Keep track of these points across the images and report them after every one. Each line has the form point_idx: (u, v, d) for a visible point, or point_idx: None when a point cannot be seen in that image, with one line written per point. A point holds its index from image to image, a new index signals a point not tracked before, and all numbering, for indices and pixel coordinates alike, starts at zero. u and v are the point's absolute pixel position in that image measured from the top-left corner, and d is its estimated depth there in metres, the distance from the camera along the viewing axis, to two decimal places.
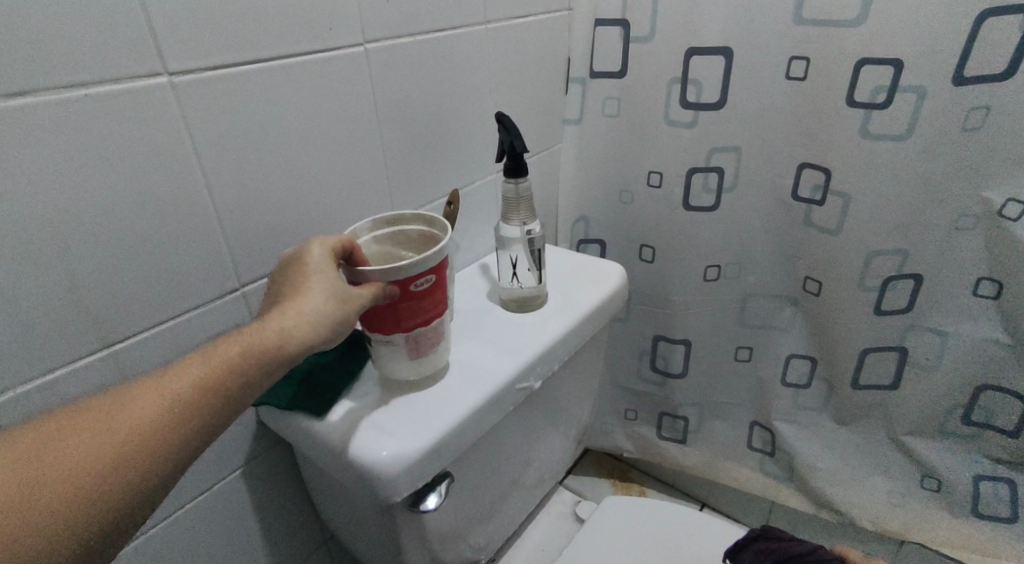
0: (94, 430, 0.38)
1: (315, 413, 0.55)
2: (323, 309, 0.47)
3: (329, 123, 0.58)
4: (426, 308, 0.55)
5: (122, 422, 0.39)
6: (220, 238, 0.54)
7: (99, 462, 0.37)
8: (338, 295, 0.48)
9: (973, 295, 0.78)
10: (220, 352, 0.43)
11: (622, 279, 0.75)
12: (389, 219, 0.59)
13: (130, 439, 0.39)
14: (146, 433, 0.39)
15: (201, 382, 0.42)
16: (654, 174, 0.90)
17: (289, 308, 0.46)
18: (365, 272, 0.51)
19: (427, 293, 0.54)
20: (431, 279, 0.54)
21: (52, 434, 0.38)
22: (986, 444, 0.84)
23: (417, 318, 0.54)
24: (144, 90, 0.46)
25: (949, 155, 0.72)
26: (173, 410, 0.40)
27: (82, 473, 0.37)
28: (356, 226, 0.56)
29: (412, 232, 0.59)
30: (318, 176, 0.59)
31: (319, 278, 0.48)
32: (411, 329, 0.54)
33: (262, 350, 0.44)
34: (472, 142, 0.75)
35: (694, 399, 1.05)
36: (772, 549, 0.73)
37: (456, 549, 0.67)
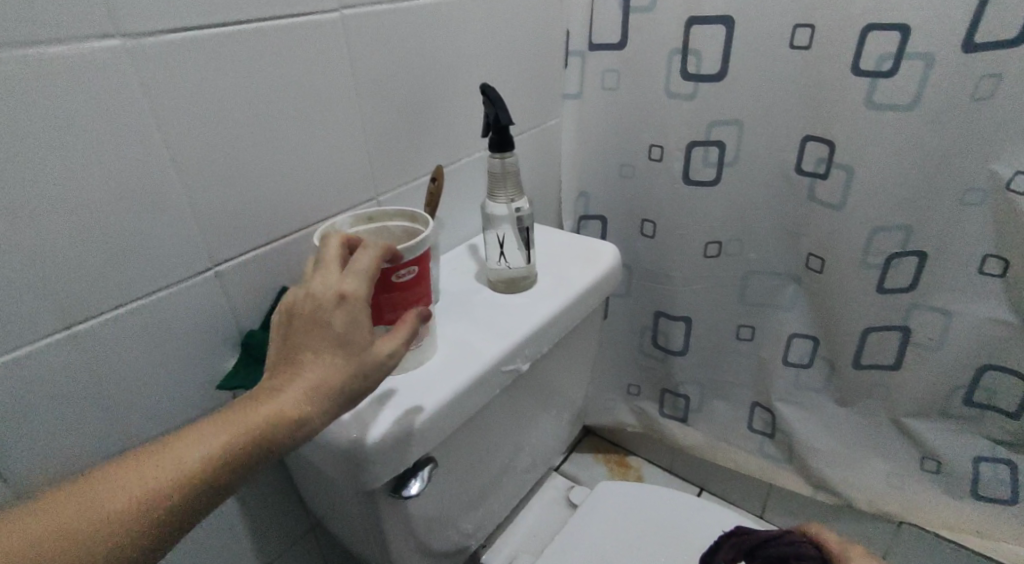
0: (120, 485, 0.38)
1: None
2: (344, 386, 0.43)
3: (304, 95, 0.55)
4: (409, 300, 0.52)
5: (145, 481, 0.38)
6: (188, 215, 0.51)
7: (120, 521, 0.37)
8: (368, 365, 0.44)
9: (979, 272, 0.75)
10: (244, 415, 0.41)
11: (615, 258, 0.73)
12: (371, 215, 0.57)
13: (152, 501, 0.38)
14: (168, 495, 0.38)
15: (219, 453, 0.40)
16: (654, 148, 0.87)
17: (311, 383, 0.42)
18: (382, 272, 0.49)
19: (410, 285, 0.52)
20: (415, 270, 0.52)
21: (84, 487, 0.38)
22: (988, 426, 0.82)
23: (400, 310, 0.52)
24: (96, 51, 0.43)
25: (957, 126, 0.68)
26: (195, 473, 0.39)
27: (104, 529, 0.37)
28: (336, 221, 0.54)
29: (396, 228, 0.57)
30: (295, 152, 0.56)
31: (348, 341, 0.43)
32: (392, 322, 0.52)
33: (281, 428, 0.41)
34: (460, 117, 0.72)
35: (693, 378, 1.03)
36: (742, 541, 0.69)
37: (444, 536, 0.66)
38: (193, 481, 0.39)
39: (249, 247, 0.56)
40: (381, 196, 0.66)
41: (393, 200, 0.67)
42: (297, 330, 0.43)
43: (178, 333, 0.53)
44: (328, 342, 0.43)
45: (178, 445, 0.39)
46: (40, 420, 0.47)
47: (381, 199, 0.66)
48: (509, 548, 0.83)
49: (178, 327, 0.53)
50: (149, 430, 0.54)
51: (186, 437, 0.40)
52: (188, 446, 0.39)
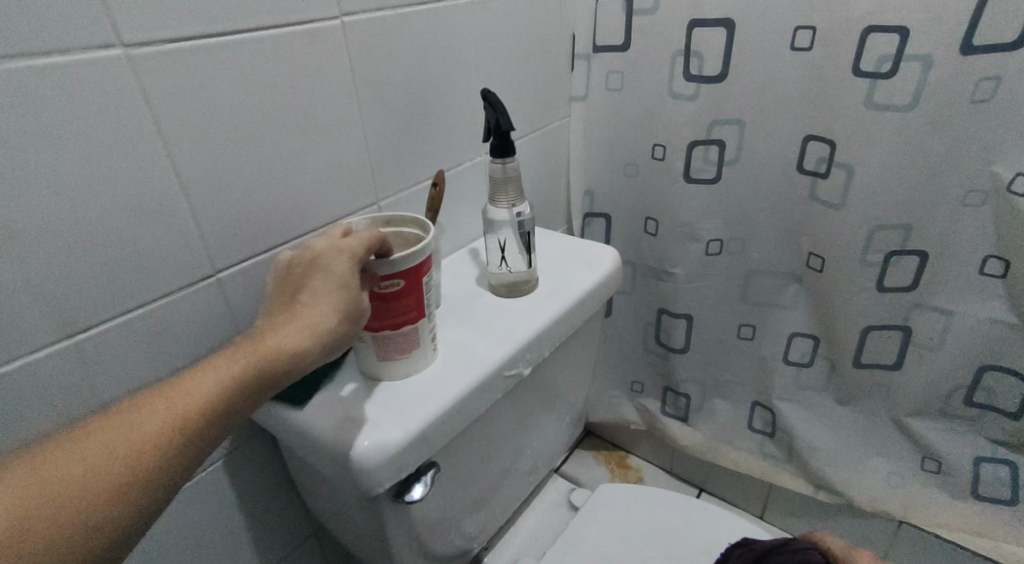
0: (89, 461, 0.37)
1: (295, 403, 0.53)
2: (335, 330, 0.47)
3: (307, 99, 0.56)
4: (394, 311, 0.52)
5: (121, 453, 0.38)
6: (191, 221, 0.51)
7: (96, 500, 0.36)
8: (359, 311, 0.48)
9: (980, 273, 0.75)
10: (233, 362, 0.43)
11: (615, 261, 0.73)
12: (389, 218, 0.57)
13: (128, 475, 0.37)
14: (147, 465, 0.38)
15: (215, 395, 0.42)
16: (658, 147, 0.88)
17: (306, 323, 0.46)
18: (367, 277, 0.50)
19: (394, 297, 0.51)
20: (400, 283, 0.51)
21: (48, 467, 0.36)
22: (988, 426, 0.82)
23: (385, 321, 0.52)
24: (98, 62, 0.44)
25: (957, 128, 0.68)
26: (174, 440, 0.39)
27: (103, 471, 0.37)
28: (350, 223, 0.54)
29: (409, 235, 0.56)
30: (297, 156, 0.57)
31: (346, 283, 0.47)
32: (376, 330, 0.52)
33: (275, 368, 0.44)
34: (461, 120, 0.72)
35: (695, 377, 1.03)
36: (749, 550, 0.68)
37: (446, 539, 0.66)
38: (171, 448, 0.39)
39: (251, 253, 0.56)
40: (382, 201, 0.66)
41: (393, 204, 0.67)
42: (298, 275, 0.48)
43: (179, 338, 0.53)
44: (326, 289, 0.47)
45: (154, 412, 0.40)
46: (44, 427, 0.48)
47: (382, 203, 0.66)
48: (509, 551, 0.83)
49: (181, 332, 0.53)
50: None
51: (163, 400, 0.40)
52: (166, 412, 0.40)
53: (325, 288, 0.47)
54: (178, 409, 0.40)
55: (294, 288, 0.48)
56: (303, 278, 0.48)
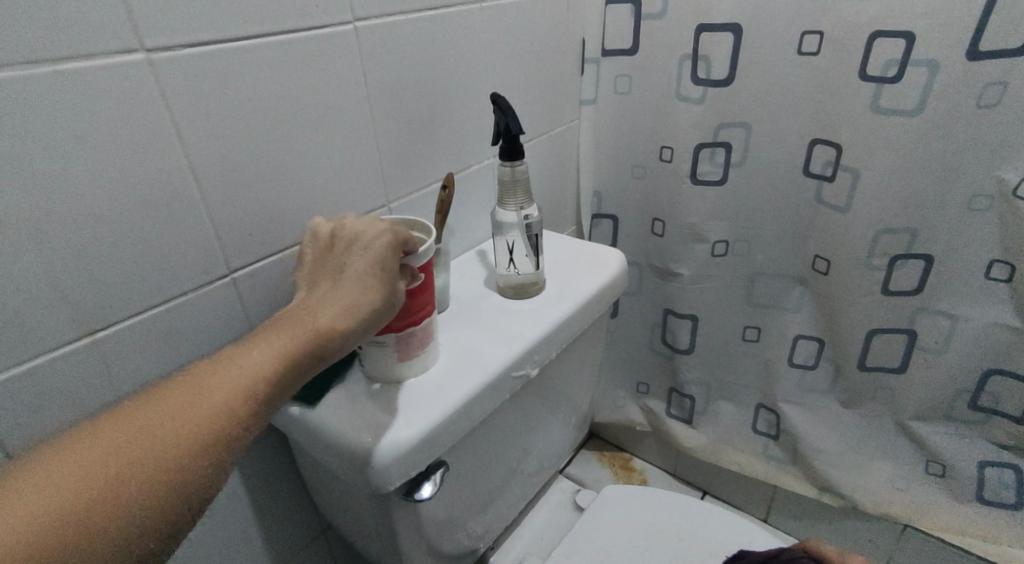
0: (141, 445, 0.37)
1: (307, 402, 0.54)
2: (372, 312, 0.47)
3: (320, 102, 0.57)
4: (413, 309, 0.53)
5: (169, 436, 0.38)
6: (208, 222, 0.52)
7: (144, 482, 0.37)
8: (390, 293, 0.48)
9: (986, 277, 0.75)
10: (266, 351, 0.43)
11: (621, 264, 0.74)
12: None
13: (178, 458, 0.38)
14: (184, 457, 0.38)
15: (261, 378, 0.42)
16: (665, 149, 0.88)
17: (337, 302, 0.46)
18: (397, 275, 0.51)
19: (417, 293, 0.53)
20: (421, 278, 0.53)
21: (87, 457, 0.36)
22: (993, 429, 0.83)
23: (407, 318, 0.53)
24: (119, 66, 0.44)
25: (963, 132, 0.69)
26: (221, 424, 0.40)
27: (155, 454, 0.37)
28: None
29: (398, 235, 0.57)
30: (311, 159, 0.58)
31: (383, 266, 0.48)
32: (400, 330, 0.53)
33: (314, 348, 0.44)
34: (471, 123, 0.73)
35: (699, 379, 1.03)
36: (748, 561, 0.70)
37: (453, 538, 0.66)
38: (213, 436, 0.39)
39: (262, 253, 0.57)
40: (392, 203, 0.67)
41: (403, 205, 0.68)
42: (333, 262, 0.49)
43: (194, 337, 0.54)
44: (362, 273, 0.47)
45: (201, 397, 0.40)
46: (64, 423, 0.49)
47: (392, 205, 0.67)
48: (514, 551, 0.84)
49: (197, 331, 0.54)
50: None
51: (209, 385, 0.41)
52: (214, 396, 0.40)
53: (362, 272, 0.47)
54: (225, 393, 0.41)
55: (329, 272, 0.48)
56: (338, 262, 0.49)
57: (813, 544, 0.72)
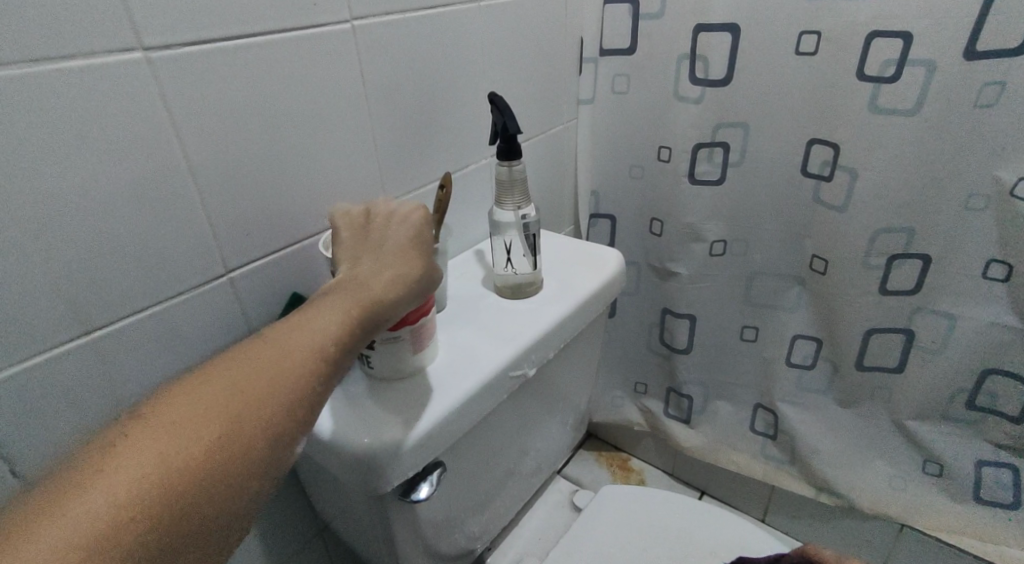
0: (199, 426, 0.38)
1: None
2: (416, 280, 0.47)
3: (317, 101, 0.56)
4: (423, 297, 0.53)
5: (229, 414, 0.38)
6: (204, 221, 0.52)
7: (208, 461, 0.37)
8: (431, 266, 0.49)
9: (983, 277, 0.75)
10: (318, 326, 0.43)
11: (620, 264, 0.73)
12: None
13: (240, 437, 0.38)
14: (248, 434, 0.39)
15: (314, 352, 0.42)
16: (664, 149, 0.88)
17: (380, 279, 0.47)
18: None
19: None
20: None
21: (150, 439, 0.36)
22: (989, 428, 0.83)
23: (421, 308, 0.53)
24: (118, 65, 0.44)
25: (960, 132, 0.69)
26: (279, 399, 0.40)
27: (215, 434, 0.38)
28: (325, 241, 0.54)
29: None
30: (308, 158, 0.57)
31: (418, 240, 0.49)
32: (415, 321, 0.53)
33: (364, 316, 0.45)
34: (468, 123, 0.73)
35: (698, 379, 1.03)
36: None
37: (450, 538, 0.66)
38: (273, 411, 0.40)
39: (259, 253, 0.56)
40: None
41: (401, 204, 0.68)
42: (368, 238, 0.50)
43: (191, 338, 0.54)
44: (400, 245, 0.48)
45: (256, 376, 0.40)
46: (59, 424, 0.48)
47: None
48: (512, 551, 0.84)
49: (193, 332, 0.54)
50: None
51: (263, 364, 0.41)
52: (268, 374, 0.41)
53: (401, 245, 0.48)
54: (280, 370, 0.41)
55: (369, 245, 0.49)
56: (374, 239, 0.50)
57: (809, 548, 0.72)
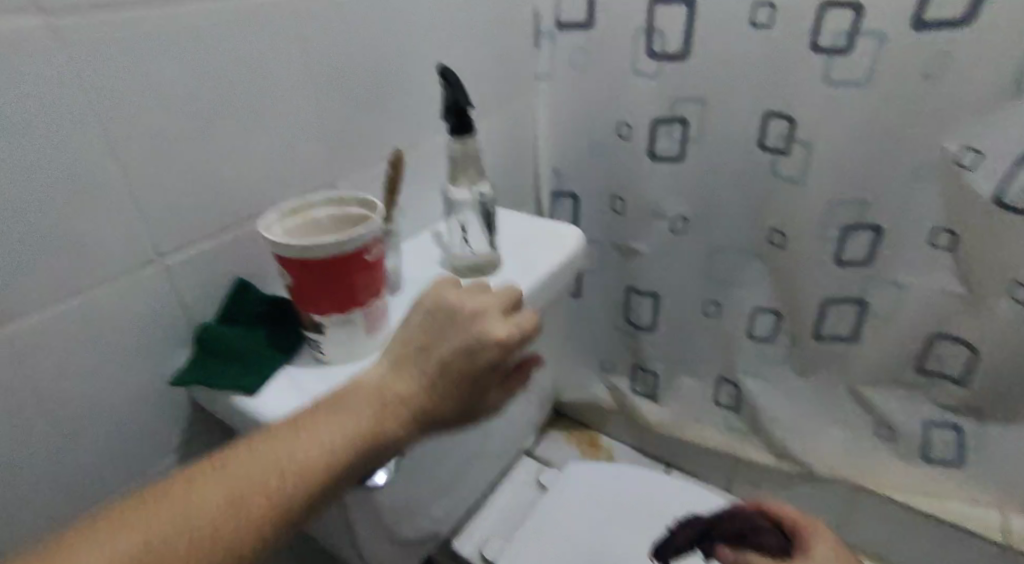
0: (182, 521, 0.36)
1: (244, 391, 0.51)
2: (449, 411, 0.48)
3: (255, 76, 0.53)
4: (376, 280, 0.52)
5: (216, 518, 0.37)
6: (128, 204, 0.48)
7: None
8: (468, 403, 0.48)
9: (930, 246, 0.77)
10: (338, 434, 0.43)
11: (579, 241, 0.73)
12: (294, 206, 0.52)
13: (219, 544, 0.37)
14: (229, 544, 0.37)
15: (326, 462, 0.41)
16: (623, 126, 0.88)
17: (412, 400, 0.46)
18: (329, 248, 0.47)
19: (379, 262, 0.51)
20: (380, 249, 0.51)
21: (133, 525, 0.36)
22: (936, 392, 0.86)
23: (375, 290, 0.51)
24: (11, 29, 0.39)
25: (909, 103, 0.70)
26: (272, 509, 0.39)
27: (196, 535, 0.36)
28: (267, 220, 0.49)
29: (322, 218, 0.53)
30: (249, 137, 0.54)
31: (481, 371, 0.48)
32: (369, 303, 0.51)
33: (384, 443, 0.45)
34: (419, 99, 0.70)
35: (662, 354, 1.04)
36: (691, 524, 0.76)
37: (413, 523, 0.65)
38: (258, 523, 0.38)
39: (197, 236, 0.53)
40: (339, 182, 0.64)
41: (352, 184, 0.65)
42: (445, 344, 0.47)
43: (120, 330, 0.50)
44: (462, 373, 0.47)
45: (256, 474, 0.39)
46: None
47: (339, 184, 0.64)
48: (479, 533, 0.83)
49: (122, 323, 0.50)
50: (96, 431, 0.51)
51: (268, 464, 0.40)
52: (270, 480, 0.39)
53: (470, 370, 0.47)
54: (283, 474, 0.40)
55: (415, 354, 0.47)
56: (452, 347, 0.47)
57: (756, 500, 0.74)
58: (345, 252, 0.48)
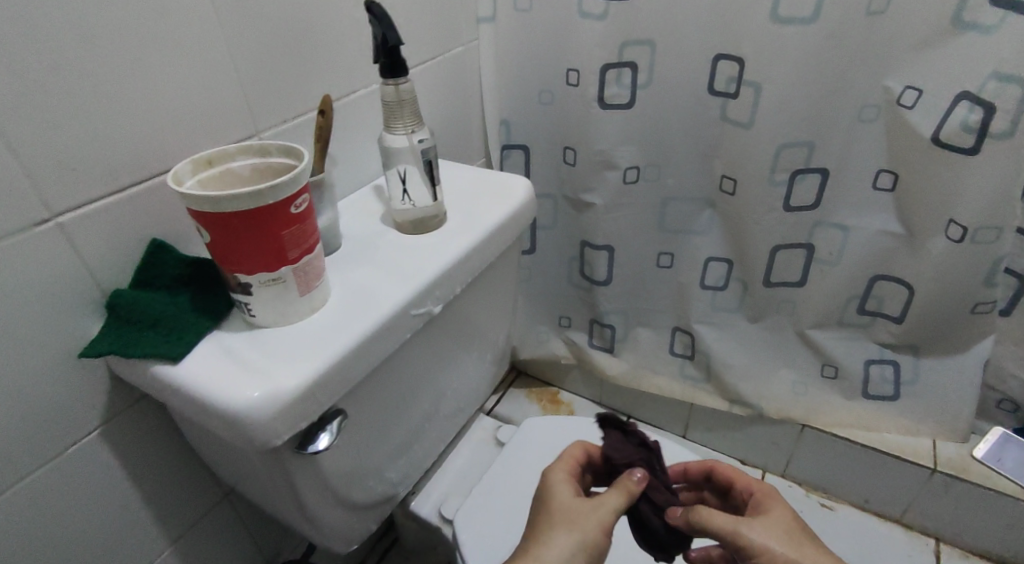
0: None
1: (164, 359, 0.47)
2: (566, 541, 0.53)
3: (152, 11, 0.47)
4: (307, 234, 0.48)
5: None
6: (6, 155, 0.42)
7: None
8: (585, 535, 0.53)
9: (873, 188, 0.79)
10: None
11: (528, 192, 0.70)
12: (209, 156, 0.49)
13: None
14: None
15: None
16: (572, 73, 0.84)
17: (554, 493, 0.58)
18: (246, 198, 0.43)
19: (307, 215, 0.48)
20: (307, 200, 0.47)
21: None
22: (877, 330, 0.90)
23: (304, 246, 0.48)
24: None
25: (854, 41, 0.69)
26: None
27: None
28: (175, 169, 0.46)
29: (241, 168, 0.50)
30: (151, 81, 0.49)
31: (569, 516, 0.55)
32: (298, 260, 0.48)
33: None
34: (348, 42, 0.65)
35: (618, 307, 1.03)
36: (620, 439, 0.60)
37: (364, 487, 0.63)
38: None
39: (96, 192, 0.47)
40: (262, 133, 0.59)
41: (277, 135, 0.60)
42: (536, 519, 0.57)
43: (13, 296, 0.45)
44: (557, 528, 0.54)
45: None
46: None
47: (262, 136, 0.59)
48: (436, 493, 0.82)
49: (14, 287, 0.45)
50: None
51: None
52: None
53: (552, 515, 0.55)
54: None
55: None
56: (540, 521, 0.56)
57: (719, 467, 0.66)
58: (268, 203, 0.44)
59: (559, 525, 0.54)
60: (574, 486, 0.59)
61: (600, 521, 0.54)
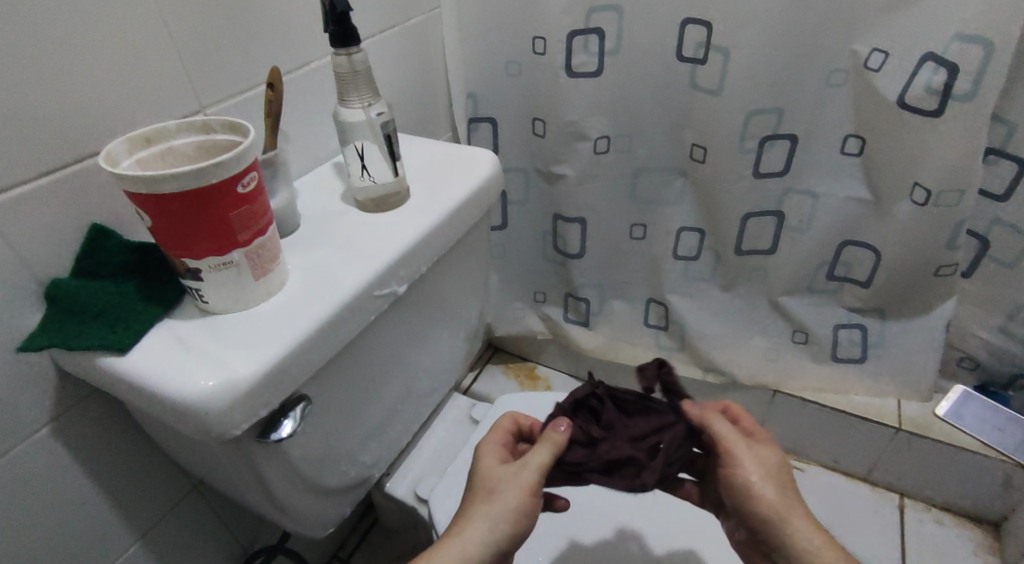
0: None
1: (109, 350, 0.45)
2: (487, 512, 0.53)
3: None
4: (258, 215, 0.45)
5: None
6: None
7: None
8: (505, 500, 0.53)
9: (842, 153, 0.78)
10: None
11: (494, 166, 0.68)
12: (147, 133, 0.46)
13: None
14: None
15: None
16: (538, 40, 0.81)
17: (477, 464, 0.58)
18: (186, 177, 0.40)
19: (256, 195, 0.45)
20: (255, 177, 0.45)
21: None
22: (845, 295, 0.90)
23: (255, 227, 0.45)
24: None
25: (822, 3, 0.68)
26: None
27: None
28: (108, 148, 0.43)
29: (184, 146, 0.47)
30: (77, 53, 0.45)
31: (490, 486, 0.55)
32: (249, 243, 0.45)
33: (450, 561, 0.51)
34: (297, 8, 0.61)
35: (592, 280, 1.02)
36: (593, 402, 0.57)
37: (336, 471, 0.62)
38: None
39: (22, 175, 0.44)
40: (206, 109, 0.55)
41: (224, 110, 0.57)
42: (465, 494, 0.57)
43: None
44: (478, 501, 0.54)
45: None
46: None
47: (206, 111, 0.55)
48: (412, 474, 0.82)
49: None
50: None
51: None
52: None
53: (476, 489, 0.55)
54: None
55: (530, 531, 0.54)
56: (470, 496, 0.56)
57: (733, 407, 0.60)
58: (212, 183, 0.41)
59: (480, 496, 0.54)
60: (502, 454, 0.59)
61: (519, 483, 0.54)
